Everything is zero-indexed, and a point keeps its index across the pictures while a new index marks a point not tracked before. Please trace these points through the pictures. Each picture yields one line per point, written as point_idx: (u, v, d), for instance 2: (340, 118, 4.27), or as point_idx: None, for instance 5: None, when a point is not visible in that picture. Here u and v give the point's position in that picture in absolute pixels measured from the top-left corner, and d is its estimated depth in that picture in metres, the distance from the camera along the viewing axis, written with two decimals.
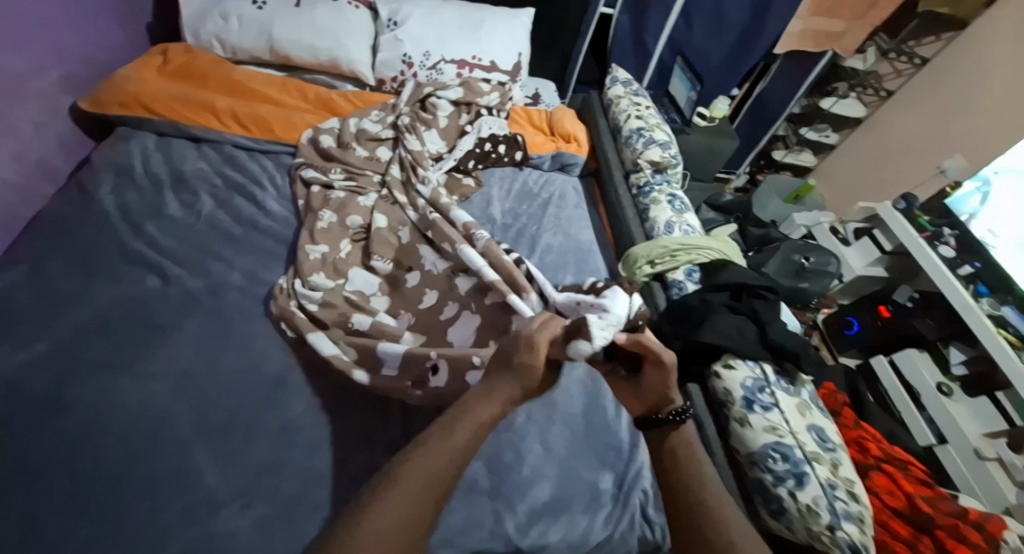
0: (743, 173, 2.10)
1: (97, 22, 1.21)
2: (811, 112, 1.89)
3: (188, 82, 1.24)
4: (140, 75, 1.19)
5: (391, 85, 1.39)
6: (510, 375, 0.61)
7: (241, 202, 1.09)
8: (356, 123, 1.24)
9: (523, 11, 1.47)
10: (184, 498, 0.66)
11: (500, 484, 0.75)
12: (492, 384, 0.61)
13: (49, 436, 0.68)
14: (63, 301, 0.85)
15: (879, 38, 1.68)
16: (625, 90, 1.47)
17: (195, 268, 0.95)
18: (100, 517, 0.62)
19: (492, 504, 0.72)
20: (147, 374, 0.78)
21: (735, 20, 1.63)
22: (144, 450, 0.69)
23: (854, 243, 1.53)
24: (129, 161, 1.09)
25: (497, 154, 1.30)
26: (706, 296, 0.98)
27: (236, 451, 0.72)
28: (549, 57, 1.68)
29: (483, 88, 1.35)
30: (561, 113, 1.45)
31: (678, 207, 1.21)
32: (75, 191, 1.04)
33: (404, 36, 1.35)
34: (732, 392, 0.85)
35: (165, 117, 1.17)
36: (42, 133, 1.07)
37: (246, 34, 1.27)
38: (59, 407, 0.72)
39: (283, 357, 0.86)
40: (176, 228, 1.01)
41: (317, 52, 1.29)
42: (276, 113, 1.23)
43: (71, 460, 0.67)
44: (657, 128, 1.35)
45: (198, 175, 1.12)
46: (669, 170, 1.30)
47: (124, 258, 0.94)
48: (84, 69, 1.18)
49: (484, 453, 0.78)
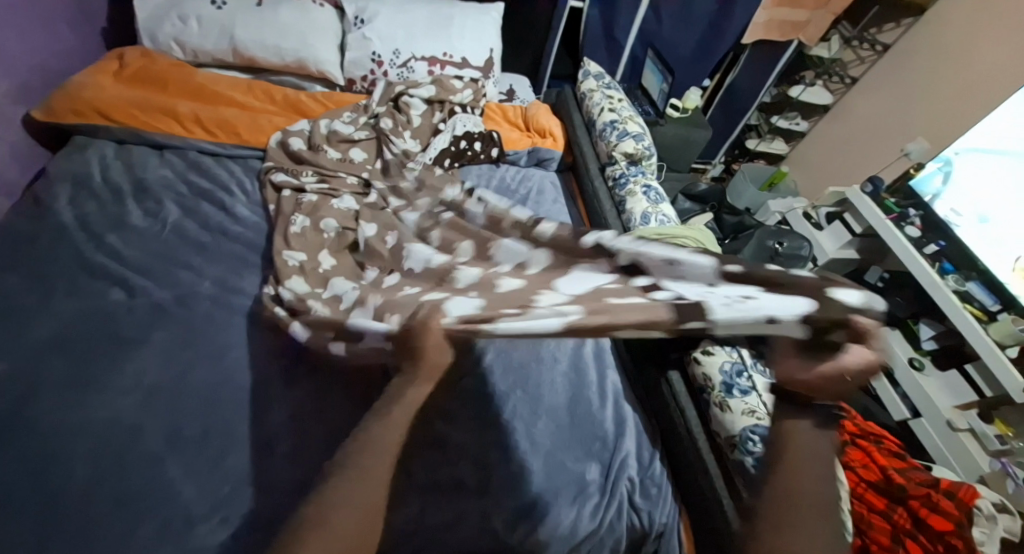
0: (718, 163, 2.14)
1: (48, 27, 1.16)
2: (781, 101, 1.93)
3: (147, 87, 1.19)
4: (96, 81, 1.14)
5: (362, 84, 1.36)
6: (411, 366, 0.51)
7: (209, 209, 1.06)
8: (327, 125, 1.22)
9: (492, 6, 1.46)
10: (160, 515, 0.64)
11: (487, 482, 0.74)
12: (405, 375, 0.51)
13: (11, 461, 0.65)
14: (23, 318, 0.81)
15: (842, 26, 1.74)
16: (597, 83, 1.48)
17: (163, 279, 0.92)
18: (72, 539, 0.60)
19: (480, 503, 0.72)
20: (116, 390, 0.75)
21: (703, 11, 1.65)
22: (117, 467, 0.67)
23: (827, 228, 1.57)
24: (88, 171, 1.05)
25: (472, 152, 1.29)
26: None
27: (214, 463, 0.70)
28: (521, 52, 1.67)
29: (456, 85, 1.34)
30: (536, 109, 1.45)
31: (654, 198, 1.21)
32: (31, 203, 1.00)
33: (372, 34, 1.32)
34: (711, 377, 0.84)
35: (122, 123, 1.12)
36: None
37: (207, 36, 1.23)
38: (21, 429, 0.69)
39: (260, 365, 0.83)
40: (141, 238, 0.97)
41: (283, 53, 1.26)
42: (242, 116, 1.20)
43: (37, 483, 0.64)
44: (630, 120, 1.35)
45: (162, 182, 1.08)
46: (644, 161, 1.31)
47: (86, 271, 0.90)
48: (35, 76, 1.13)
49: (471, 452, 0.77)
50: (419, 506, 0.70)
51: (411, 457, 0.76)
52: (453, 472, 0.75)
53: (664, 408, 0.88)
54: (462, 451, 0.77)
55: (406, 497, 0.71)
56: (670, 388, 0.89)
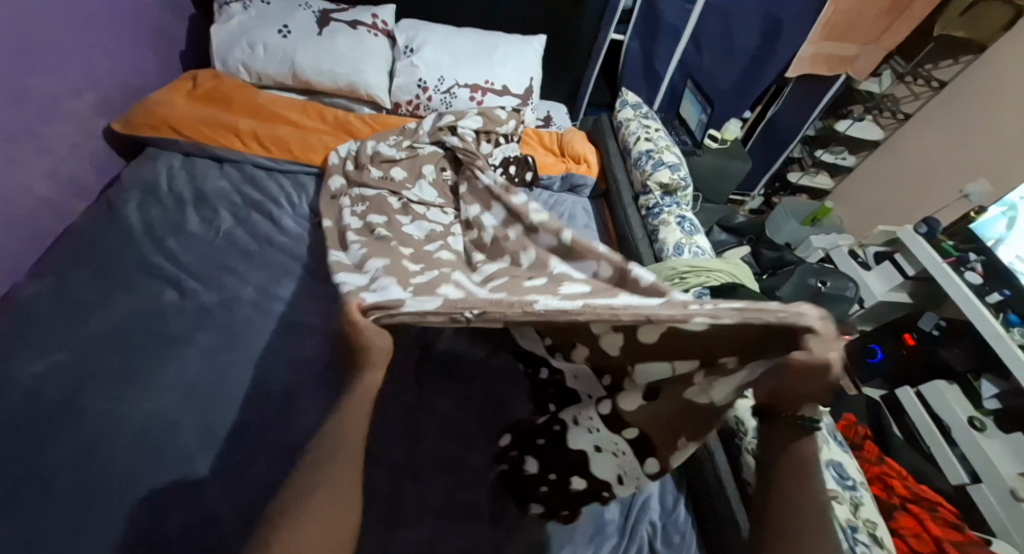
0: (758, 195, 2.10)
1: (133, 50, 1.30)
2: (827, 134, 1.84)
3: (214, 106, 1.30)
4: (170, 99, 1.25)
5: (407, 108, 1.44)
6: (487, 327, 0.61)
7: (258, 219, 1.13)
8: (372, 146, 1.26)
9: (535, 38, 1.50)
10: (184, 511, 0.66)
11: (502, 511, 0.73)
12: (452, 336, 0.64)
13: (60, 443, 0.70)
14: (85, 310, 0.89)
15: (895, 61, 1.66)
16: (635, 113, 1.49)
17: (211, 282, 0.98)
18: (103, 527, 0.63)
19: (493, 531, 0.71)
20: (156, 385, 0.80)
21: (746, 45, 1.64)
22: (149, 459, 0.70)
23: (875, 268, 1.48)
24: (155, 180, 1.15)
25: (508, 175, 1.32)
26: None
27: (240, 464, 0.72)
28: (561, 81, 1.70)
29: (501, 116, 1.34)
30: (572, 135, 1.47)
31: (688, 229, 1.20)
32: (105, 207, 1.10)
33: (419, 62, 1.39)
34: (744, 421, 0.82)
35: (190, 138, 1.22)
36: (76, 152, 1.14)
37: (271, 61, 1.34)
38: (71, 414, 0.74)
39: (289, 371, 0.86)
40: (195, 244, 1.04)
41: (336, 77, 1.35)
42: (295, 134, 1.27)
43: (79, 467, 0.68)
44: (666, 150, 1.35)
45: (219, 193, 1.16)
46: (680, 192, 1.29)
47: (144, 270, 0.97)
48: (118, 93, 1.26)
49: (489, 477, 0.77)
50: (434, 526, 0.70)
51: (425, 472, 0.76)
52: (469, 495, 0.74)
53: (692, 457, 0.83)
54: (478, 475, 0.77)
55: (422, 515, 0.71)
56: None
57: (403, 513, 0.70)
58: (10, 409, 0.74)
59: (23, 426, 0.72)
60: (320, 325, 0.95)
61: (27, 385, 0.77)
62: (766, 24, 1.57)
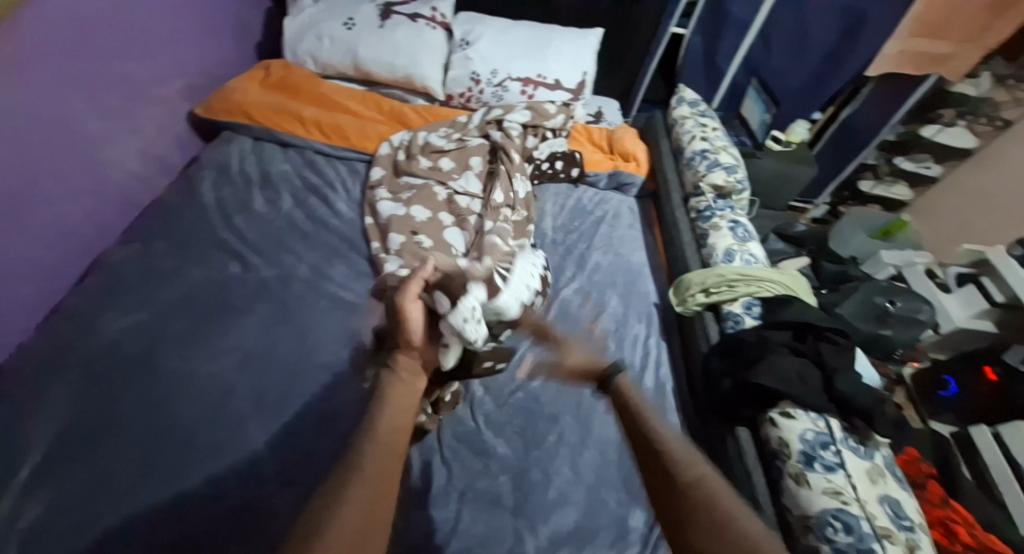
0: (822, 203, 1.94)
1: (217, 40, 1.41)
2: (908, 140, 1.67)
3: (283, 94, 1.39)
4: (245, 87, 1.35)
5: (459, 100, 1.46)
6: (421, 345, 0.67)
7: (315, 202, 1.19)
8: (423, 137, 1.29)
9: (591, 31, 1.47)
10: (234, 469, 0.72)
11: (523, 502, 0.76)
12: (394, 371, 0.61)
13: (136, 393, 0.79)
14: (163, 277, 0.98)
15: (995, 61, 1.45)
16: (691, 110, 1.43)
17: (271, 258, 1.05)
18: (166, 474, 0.70)
19: (514, 521, 0.74)
20: (217, 350, 0.87)
21: (822, 40, 1.52)
22: (207, 417, 0.78)
23: (956, 291, 1.34)
24: (229, 161, 1.25)
25: (553, 170, 1.31)
26: (765, 333, 0.93)
27: (285, 429, 0.78)
28: (615, 75, 1.65)
29: (550, 110, 1.34)
30: (623, 132, 1.43)
31: (741, 235, 1.14)
32: (185, 184, 1.21)
33: (473, 55, 1.41)
34: (789, 443, 0.78)
35: (260, 123, 1.31)
36: (163, 133, 1.26)
37: (335, 52, 1.40)
38: (147, 368, 0.83)
39: (334, 348, 0.91)
40: (259, 221, 1.12)
41: (395, 69, 1.39)
42: (354, 123, 1.33)
43: (149, 416, 0.76)
44: (723, 151, 1.29)
45: (282, 176, 1.24)
46: (734, 195, 1.23)
47: (214, 244, 1.06)
48: (202, 80, 1.37)
49: (513, 469, 0.81)
50: (458, 510, 0.74)
51: (454, 457, 0.81)
52: (492, 485, 0.78)
53: (729, 472, 0.83)
54: (504, 465, 0.81)
55: (447, 499, 0.75)
56: (737, 445, 0.84)
57: (433, 495, 0.76)
58: (96, 360, 0.83)
59: (107, 377, 0.81)
60: (362, 306, 0.99)
61: (113, 339, 0.87)
62: (847, 18, 1.45)
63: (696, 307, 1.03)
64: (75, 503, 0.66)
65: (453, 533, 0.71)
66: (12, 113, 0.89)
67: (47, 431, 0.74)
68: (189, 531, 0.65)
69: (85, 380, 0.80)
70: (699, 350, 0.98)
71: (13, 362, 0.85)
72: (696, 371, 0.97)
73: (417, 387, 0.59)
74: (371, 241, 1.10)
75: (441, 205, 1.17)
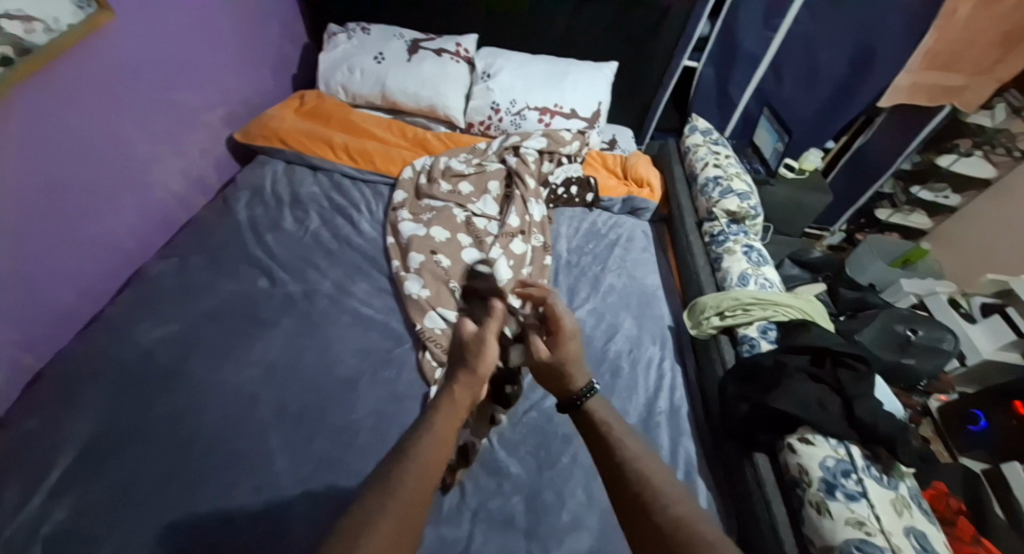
0: (838, 230, 1.94)
1: (257, 72, 1.52)
2: (925, 169, 1.67)
3: (316, 121, 1.48)
4: (282, 115, 1.44)
5: (479, 128, 1.52)
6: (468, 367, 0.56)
7: (341, 222, 1.25)
8: (444, 161, 1.35)
9: (606, 64, 1.54)
10: (255, 478, 0.74)
11: (536, 525, 0.76)
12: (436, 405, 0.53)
13: (167, 399, 0.83)
14: (198, 291, 1.04)
15: (1010, 94, 1.45)
16: (704, 139, 1.46)
17: (297, 274, 1.10)
18: (192, 480, 0.73)
19: (527, 544, 0.73)
20: (244, 360, 0.91)
21: (834, 72, 1.55)
22: (232, 424, 0.81)
23: (982, 321, 1.31)
24: (263, 183, 1.32)
25: (568, 195, 1.35)
26: (782, 357, 0.91)
27: (305, 439, 0.80)
28: (629, 105, 1.71)
29: (565, 137, 1.39)
30: (636, 159, 1.46)
31: (755, 259, 1.15)
32: (222, 204, 1.28)
33: (494, 86, 1.48)
34: (809, 471, 0.76)
35: (292, 147, 1.39)
36: (205, 157, 1.35)
37: (365, 84, 1.50)
38: (178, 376, 0.87)
39: (355, 362, 0.93)
40: (288, 239, 1.18)
41: (420, 99, 1.48)
42: (379, 148, 1.40)
43: (178, 422, 0.80)
44: (736, 178, 1.31)
45: (311, 198, 1.30)
46: (748, 220, 1.24)
47: (246, 260, 1.12)
48: (242, 108, 1.47)
49: (527, 490, 0.81)
50: (471, 529, 0.74)
51: (468, 475, 0.81)
52: (505, 504, 0.78)
53: (747, 499, 0.80)
54: (517, 485, 0.81)
55: (460, 517, 0.76)
56: (755, 472, 0.81)
57: (445, 512, 0.76)
58: (133, 367, 0.88)
59: (143, 381, 0.86)
60: (381, 321, 1.02)
61: (151, 347, 0.92)
62: (858, 52, 1.49)
63: (711, 330, 1.02)
64: (107, 505, 0.70)
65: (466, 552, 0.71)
66: (70, 137, 0.98)
67: (84, 431, 0.78)
68: (209, 537, 0.67)
69: (123, 386, 0.85)
70: (715, 373, 0.98)
71: (50, 368, 0.91)
72: (712, 396, 0.96)
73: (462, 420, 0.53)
74: (392, 259, 1.14)
75: (461, 227, 1.21)
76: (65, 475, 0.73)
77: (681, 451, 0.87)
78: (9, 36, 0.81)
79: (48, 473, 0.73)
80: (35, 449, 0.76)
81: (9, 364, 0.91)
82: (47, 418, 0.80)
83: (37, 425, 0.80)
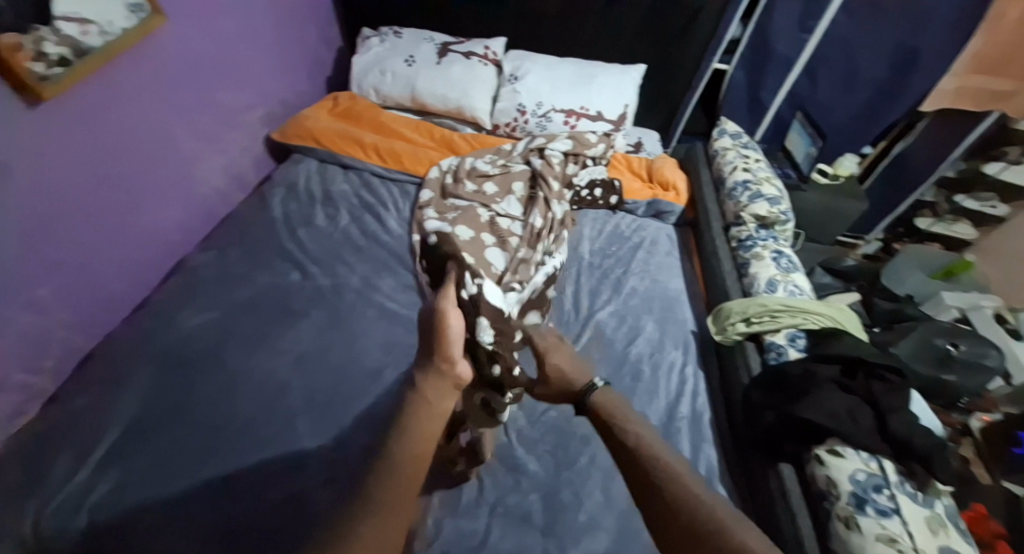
0: (874, 239, 1.87)
1: (295, 74, 1.58)
2: (970, 178, 1.58)
3: (348, 122, 1.52)
4: (317, 115, 1.49)
5: (505, 129, 1.54)
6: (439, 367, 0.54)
7: (369, 219, 1.28)
8: (470, 162, 1.36)
9: (634, 67, 1.53)
10: (281, 462, 0.76)
11: (553, 523, 0.75)
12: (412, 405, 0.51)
13: (202, 384, 0.87)
14: (234, 281, 1.08)
15: None
16: (733, 142, 1.43)
17: (327, 268, 1.13)
18: (223, 461, 0.76)
19: (543, 542, 0.72)
20: (274, 349, 0.94)
21: (872, 76, 1.51)
22: (262, 409, 0.83)
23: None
24: (297, 180, 1.37)
25: (592, 197, 1.36)
26: (811, 366, 0.88)
27: (330, 427, 0.82)
28: (657, 108, 1.69)
29: (591, 140, 1.38)
30: (663, 162, 1.45)
31: (785, 265, 1.12)
32: (258, 200, 1.33)
33: (521, 88, 1.49)
34: (837, 484, 0.73)
35: (325, 146, 1.43)
36: (244, 154, 1.41)
37: (396, 85, 1.53)
38: (213, 361, 0.91)
39: (379, 355, 0.95)
40: (319, 234, 1.21)
41: (448, 100, 1.51)
42: (408, 148, 1.43)
43: (212, 405, 0.83)
44: (766, 182, 1.28)
45: (342, 195, 1.34)
46: (778, 226, 1.21)
47: (279, 253, 1.16)
48: (280, 109, 1.53)
49: (544, 488, 0.80)
50: (488, 523, 0.74)
51: (487, 471, 0.81)
52: (522, 502, 0.77)
53: (771, 511, 0.77)
54: (535, 482, 0.80)
55: (477, 511, 0.76)
56: (779, 483, 0.78)
57: (463, 505, 0.76)
58: (172, 351, 0.92)
59: (182, 365, 0.90)
60: (405, 315, 1.04)
61: (189, 333, 0.96)
62: (899, 55, 1.44)
63: (736, 337, 1.00)
64: (145, 480, 0.73)
65: (483, 546, 0.71)
66: (122, 132, 1.03)
67: (129, 410, 0.83)
68: (237, 515, 0.69)
69: (162, 370, 0.89)
70: (740, 380, 0.94)
71: (100, 351, 0.96)
72: (735, 403, 0.93)
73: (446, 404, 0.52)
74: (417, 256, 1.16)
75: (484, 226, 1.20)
76: (111, 450, 0.78)
77: (703, 459, 0.85)
78: (66, 38, 0.84)
79: (96, 447, 0.78)
80: (85, 425, 0.81)
81: (63, 345, 0.97)
82: (95, 397, 0.85)
83: (88, 403, 0.85)
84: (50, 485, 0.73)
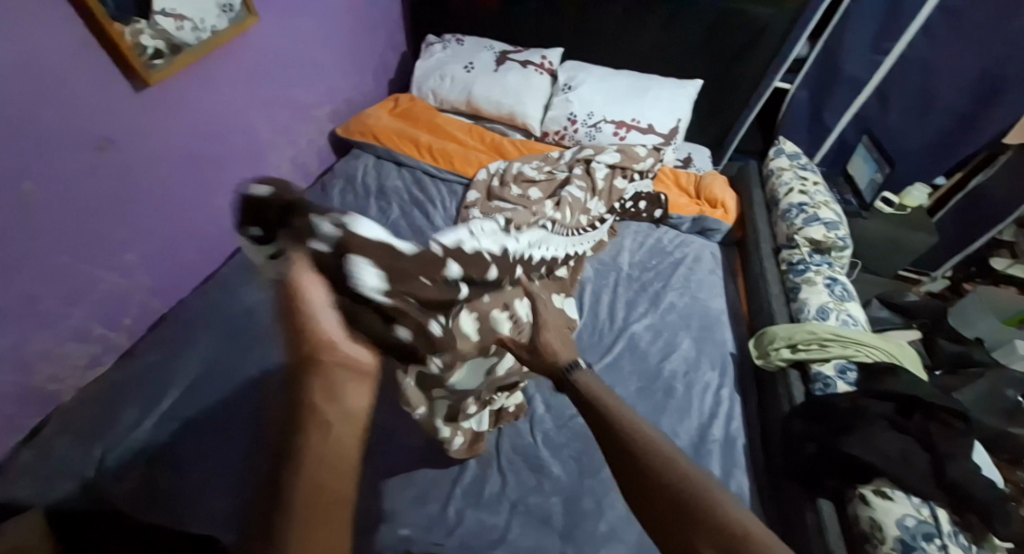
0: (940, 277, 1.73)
1: (362, 75, 1.67)
2: None
3: (405, 121, 1.59)
4: (379, 114, 1.57)
5: (554, 137, 1.55)
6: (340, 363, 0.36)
7: (417, 214, 1.32)
8: (517, 167, 1.38)
9: (691, 82, 1.51)
10: None
11: (573, 527, 0.74)
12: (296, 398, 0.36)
13: (253, 354, 0.93)
14: None
15: None
16: (790, 163, 1.38)
17: None
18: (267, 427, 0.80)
19: (561, 545, 0.72)
20: None
21: (949, 103, 1.42)
22: None
23: None
24: (354, 173, 1.44)
25: (636, 210, 1.34)
26: (860, 401, 0.82)
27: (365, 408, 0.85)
28: (711, 124, 1.66)
29: (640, 154, 1.38)
30: (712, 179, 1.41)
31: (839, 293, 1.06)
32: (319, 189, 1.41)
33: (574, 98, 1.51)
34: (883, 527, 0.68)
35: (383, 144, 1.50)
36: (310, 146, 1.50)
37: (453, 89, 1.59)
38: (263, 333, 0.96)
39: None
40: None
41: (502, 106, 1.55)
42: (459, 150, 1.47)
43: (261, 374, 0.89)
44: (824, 206, 1.22)
45: (394, 189, 1.40)
46: (834, 252, 1.15)
47: None
48: (345, 106, 1.63)
49: (566, 492, 0.78)
50: (508, 519, 0.74)
51: (510, 467, 0.81)
52: (543, 502, 0.77)
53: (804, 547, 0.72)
54: (557, 485, 0.79)
55: (499, 506, 0.76)
56: (817, 518, 0.73)
57: (485, 498, 0.77)
58: (230, 321, 0.99)
59: (237, 334, 0.96)
60: None
61: (247, 306, 1.02)
62: (981, 83, 1.36)
63: (780, 362, 0.95)
64: (203, 436, 0.80)
65: (501, 541, 0.71)
66: (213, 120, 1.14)
67: (190, 371, 0.90)
68: None
69: (220, 337, 0.96)
70: (780, 409, 0.89)
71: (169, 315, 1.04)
72: (773, 431, 0.88)
73: (356, 402, 0.36)
74: None
75: None
76: (173, 405, 0.84)
77: (732, 484, 0.82)
78: (161, 31, 0.93)
79: (160, 401, 0.85)
80: (151, 381, 0.88)
81: (141, 307, 1.06)
82: (161, 355, 0.93)
83: (155, 360, 0.92)
84: (118, 431, 0.80)
